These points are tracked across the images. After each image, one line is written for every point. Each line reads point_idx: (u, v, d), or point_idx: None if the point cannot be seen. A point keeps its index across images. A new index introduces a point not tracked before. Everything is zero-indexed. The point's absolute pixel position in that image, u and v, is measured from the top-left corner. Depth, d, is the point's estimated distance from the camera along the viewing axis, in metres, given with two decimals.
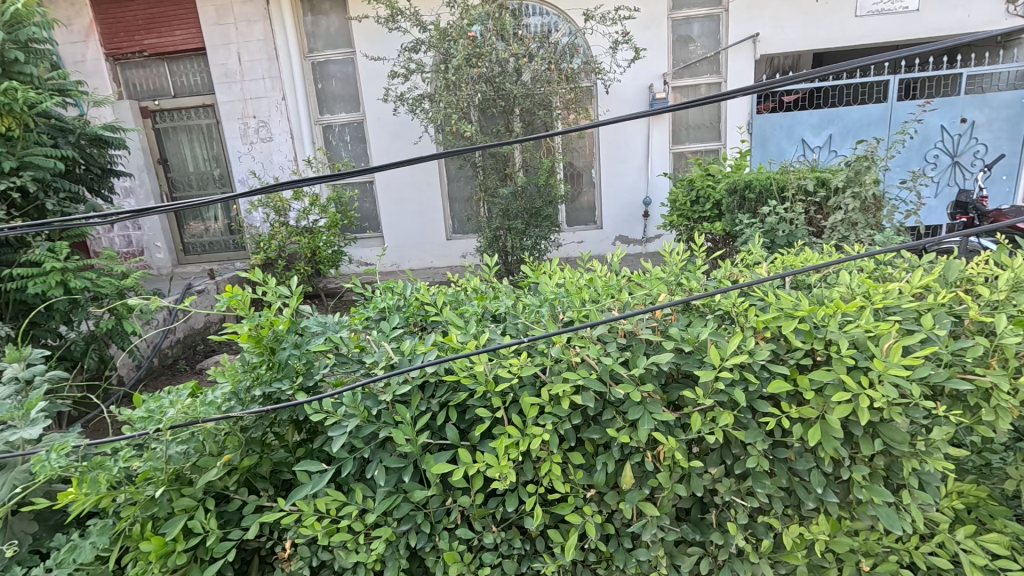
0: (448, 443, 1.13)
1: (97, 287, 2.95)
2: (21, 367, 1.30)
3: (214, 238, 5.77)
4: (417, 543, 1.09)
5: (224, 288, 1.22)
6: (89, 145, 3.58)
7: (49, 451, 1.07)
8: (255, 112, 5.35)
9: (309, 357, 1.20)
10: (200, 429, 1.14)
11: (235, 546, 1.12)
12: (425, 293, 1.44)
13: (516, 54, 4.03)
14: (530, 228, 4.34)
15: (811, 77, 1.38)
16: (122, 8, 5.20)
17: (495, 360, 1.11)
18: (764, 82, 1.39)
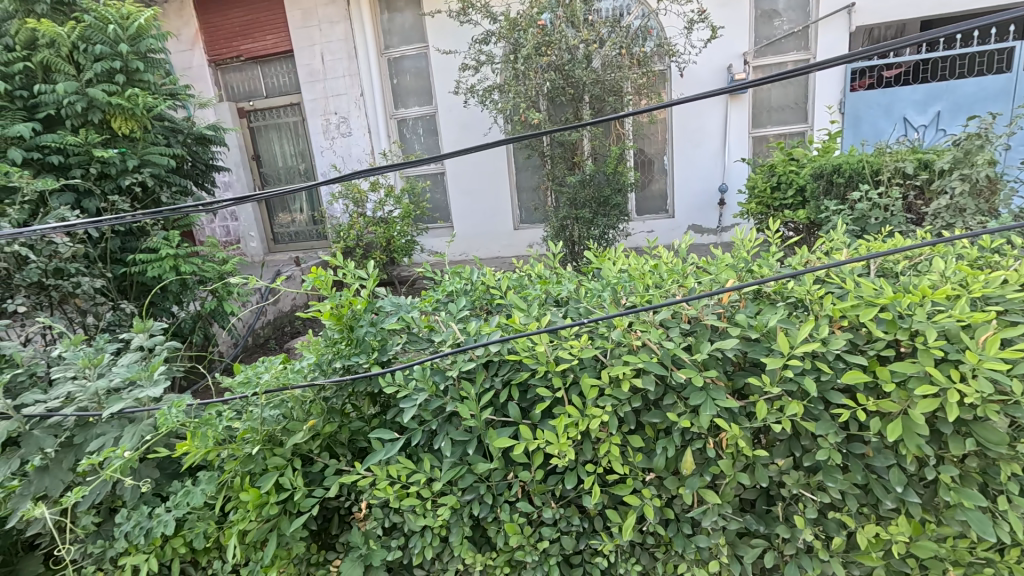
0: (509, 420, 1.17)
1: (202, 271, 3.31)
2: (145, 337, 1.49)
3: (300, 228, 6.23)
4: (480, 513, 1.15)
5: (310, 269, 1.33)
6: (195, 143, 3.99)
7: (170, 407, 1.24)
8: (336, 108, 5.68)
9: (384, 334, 1.29)
10: (290, 396, 1.26)
11: (318, 503, 1.23)
12: (491, 278, 1.50)
13: (586, 40, 3.97)
14: (597, 217, 4.32)
15: (908, 45, 1.26)
16: (222, 17, 5.71)
17: (556, 342, 1.13)
18: (854, 52, 1.28)
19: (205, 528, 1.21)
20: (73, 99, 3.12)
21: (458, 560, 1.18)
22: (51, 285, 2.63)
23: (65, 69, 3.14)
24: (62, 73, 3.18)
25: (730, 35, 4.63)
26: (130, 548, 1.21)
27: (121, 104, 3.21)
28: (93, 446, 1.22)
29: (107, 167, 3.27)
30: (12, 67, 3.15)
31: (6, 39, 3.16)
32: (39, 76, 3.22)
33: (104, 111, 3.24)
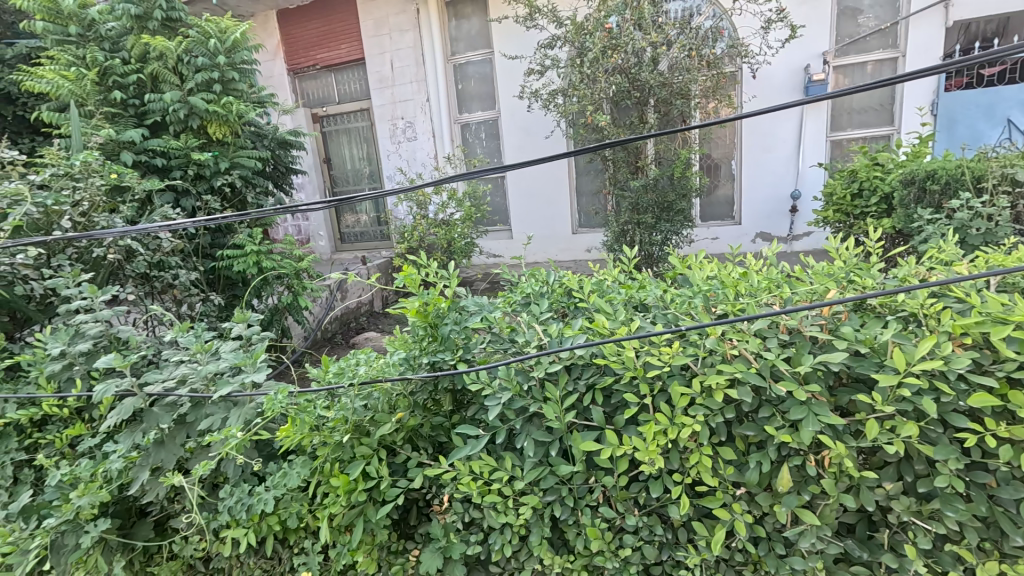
0: (593, 423, 1.17)
1: (282, 266, 3.52)
2: (244, 327, 1.58)
3: (365, 229, 6.50)
4: (560, 515, 1.15)
5: (400, 267, 1.39)
6: (277, 147, 4.27)
7: (275, 393, 1.32)
8: (403, 113, 5.89)
9: (467, 333, 1.32)
10: (378, 389, 1.31)
11: (402, 493, 1.28)
12: (570, 281, 1.50)
13: (654, 43, 3.90)
14: (660, 222, 4.24)
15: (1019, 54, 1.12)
16: (302, 29, 6.07)
17: (645, 347, 1.12)
18: (957, 60, 1.13)
19: (299, 509, 1.29)
20: (177, 107, 3.42)
21: (536, 559, 1.19)
22: (155, 276, 2.89)
23: (170, 79, 3.45)
24: (167, 83, 3.49)
25: (810, 34, 4.40)
26: (232, 522, 1.31)
27: (217, 111, 3.48)
28: (205, 425, 1.33)
29: (203, 169, 3.56)
30: (127, 78, 3.50)
31: (123, 53, 3.50)
32: (148, 86, 3.55)
33: (201, 117, 3.52)
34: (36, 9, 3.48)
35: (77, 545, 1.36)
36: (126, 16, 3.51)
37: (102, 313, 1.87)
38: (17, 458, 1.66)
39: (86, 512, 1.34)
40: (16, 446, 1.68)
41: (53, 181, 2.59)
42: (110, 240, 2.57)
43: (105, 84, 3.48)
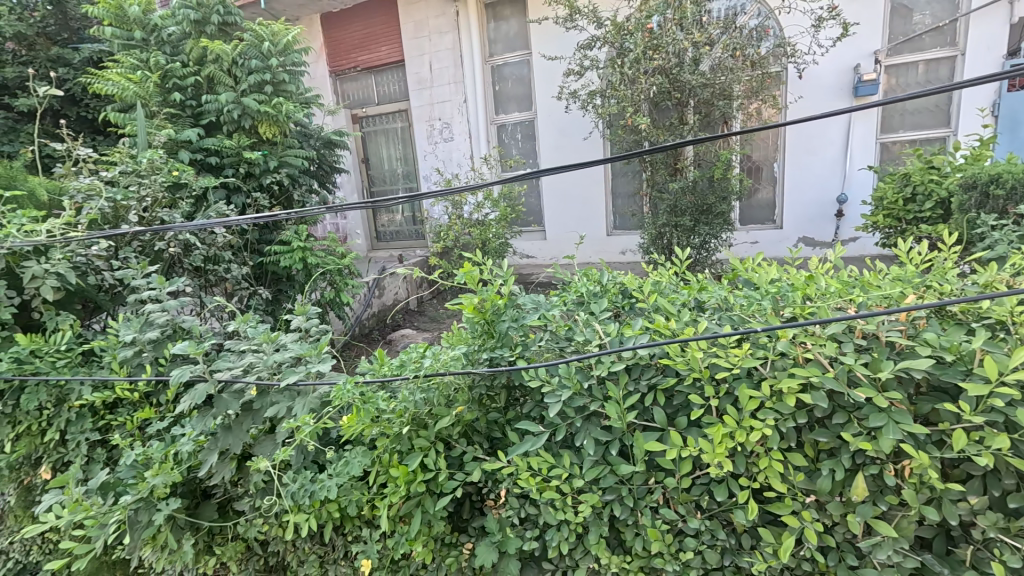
0: (654, 423, 1.17)
1: (325, 263, 3.63)
2: (304, 319, 1.62)
3: (400, 228, 6.62)
4: (620, 514, 1.15)
5: (462, 264, 1.41)
6: (322, 146, 4.42)
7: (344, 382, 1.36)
8: (440, 115, 5.98)
9: (525, 330, 1.34)
10: (436, 383, 1.34)
11: (459, 486, 1.30)
12: (625, 281, 1.50)
13: (697, 42, 3.84)
14: (699, 225, 4.17)
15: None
16: (344, 31, 6.24)
17: (712, 349, 1.11)
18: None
19: (358, 498, 1.33)
20: (231, 107, 3.55)
21: (591, 557, 1.19)
22: (208, 270, 3.02)
23: (226, 81, 3.60)
24: (222, 85, 3.64)
25: (862, 33, 4.25)
26: (294, 507, 1.36)
27: (268, 112, 3.61)
28: (271, 413, 1.38)
29: (253, 168, 3.68)
30: (185, 80, 3.66)
31: (183, 56, 3.68)
32: (205, 88, 3.71)
33: (254, 117, 3.65)
34: (105, 15, 3.68)
35: (150, 522, 1.44)
36: (186, 21, 3.69)
37: (169, 303, 1.97)
38: (92, 438, 1.78)
39: (160, 491, 1.42)
40: (91, 427, 1.78)
41: (122, 178, 2.73)
42: (171, 234, 2.69)
43: (165, 86, 3.66)
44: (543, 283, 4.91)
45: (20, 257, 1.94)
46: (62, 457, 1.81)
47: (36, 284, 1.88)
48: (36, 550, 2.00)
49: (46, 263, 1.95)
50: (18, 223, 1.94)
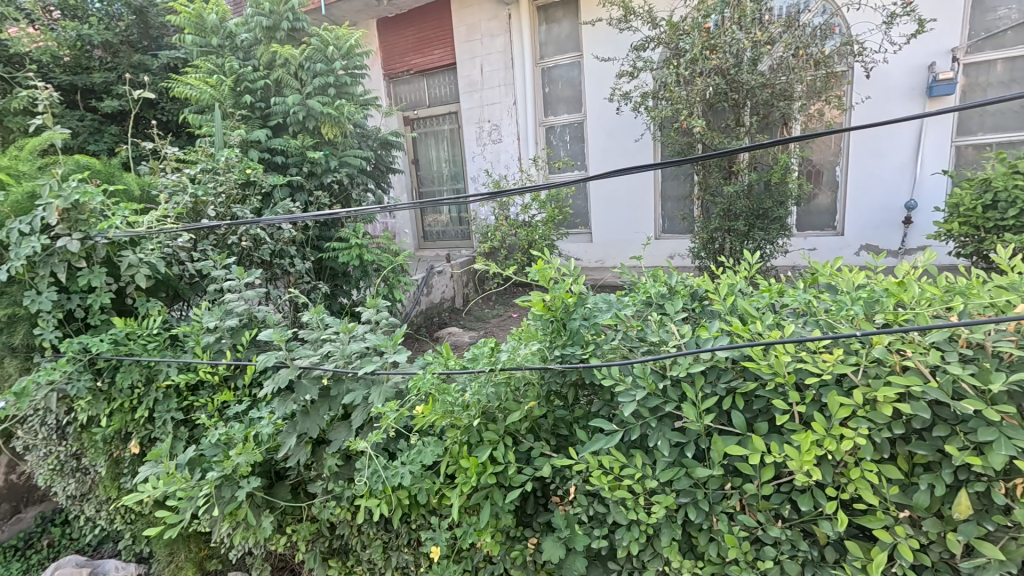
0: (733, 427, 1.14)
1: (380, 260, 3.74)
2: (375, 312, 1.68)
3: (447, 228, 6.76)
4: (695, 518, 1.13)
5: (535, 261, 1.43)
6: (379, 147, 4.56)
7: (422, 372, 1.41)
8: (490, 116, 6.04)
9: (597, 329, 1.34)
10: (506, 378, 1.36)
11: (528, 481, 1.31)
12: (696, 283, 1.48)
13: (757, 42, 3.73)
14: (754, 230, 4.06)
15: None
16: (399, 35, 6.42)
17: (799, 353, 1.07)
18: None
19: (428, 486, 1.37)
20: (298, 109, 3.73)
21: (661, 560, 1.18)
22: (274, 265, 3.18)
23: (293, 84, 3.78)
24: (290, 88, 3.83)
25: (939, 30, 4.00)
26: (367, 492, 1.42)
27: (331, 113, 3.77)
28: (349, 400, 1.44)
29: (315, 167, 3.83)
30: (256, 83, 3.87)
31: (255, 61, 3.89)
32: (273, 91, 3.91)
33: (318, 119, 3.81)
34: (186, 24, 3.94)
35: (232, 498, 1.53)
36: (259, 28, 3.92)
37: (247, 293, 2.10)
38: (176, 417, 1.91)
39: (243, 469, 1.51)
40: (176, 407, 1.91)
41: (201, 175, 2.90)
42: (243, 229, 2.84)
43: (237, 89, 3.87)
44: (602, 284, 4.96)
45: (118, 247, 2.11)
46: (149, 433, 1.95)
47: (133, 271, 2.03)
48: (120, 519, 2.16)
49: (140, 253, 2.10)
50: (120, 215, 2.11)
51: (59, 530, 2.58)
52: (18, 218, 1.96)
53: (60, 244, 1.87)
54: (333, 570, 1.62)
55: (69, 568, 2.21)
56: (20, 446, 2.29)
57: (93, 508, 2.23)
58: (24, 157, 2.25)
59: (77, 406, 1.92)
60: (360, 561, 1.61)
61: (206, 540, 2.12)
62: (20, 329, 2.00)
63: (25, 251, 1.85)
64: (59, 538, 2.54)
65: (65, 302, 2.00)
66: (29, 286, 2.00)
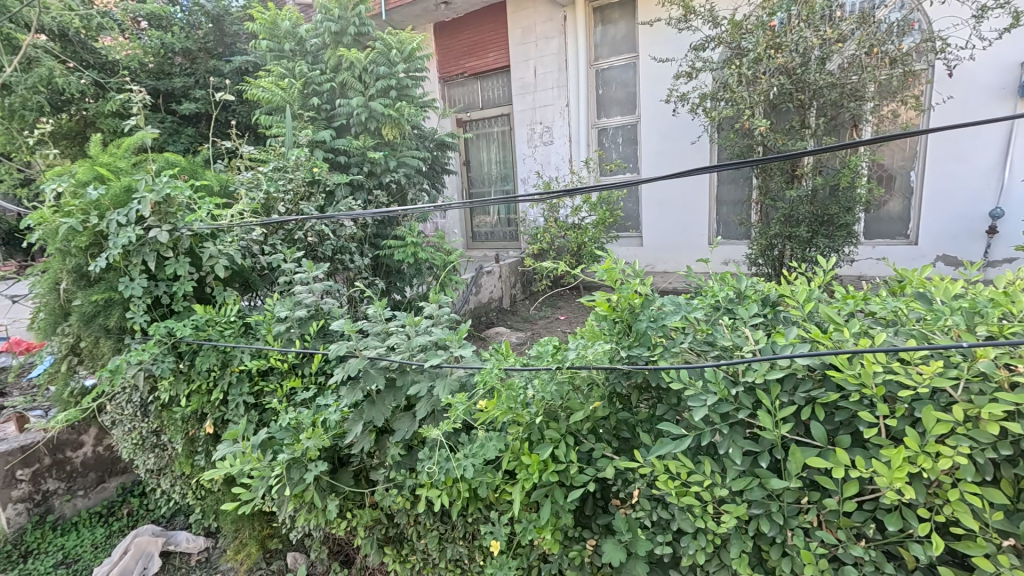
0: (812, 439, 1.09)
1: (433, 258, 3.83)
2: (437, 307, 1.72)
3: (496, 229, 6.82)
4: (768, 531, 1.09)
5: (602, 260, 1.43)
6: (435, 148, 4.67)
7: (488, 367, 1.43)
8: (542, 118, 6.06)
9: (666, 331, 1.32)
10: (570, 376, 1.35)
11: (590, 481, 1.30)
12: (768, 288, 1.43)
13: (826, 40, 3.56)
14: (817, 237, 3.86)
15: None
16: (455, 39, 6.55)
17: (890, 364, 1.02)
18: None
19: (489, 481, 1.38)
20: (361, 111, 3.86)
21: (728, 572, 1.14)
22: (337, 259, 3.29)
23: (357, 87, 3.93)
24: (354, 90, 3.98)
25: None
26: (429, 482, 1.45)
27: (392, 115, 3.90)
28: (414, 390, 1.48)
29: (375, 167, 3.96)
30: (323, 86, 4.04)
31: (323, 65, 4.07)
32: (338, 93, 4.08)
33: (379, 120, 3.95)
34: (261, 30, 4.17)
35: (300, 480, 1.60)
36: (327, 33, 4.10)
37: (315, 285, 2.20)
38: (248, 400, 2.01)
39: (312, 452, 1.57)
40: (248, 391, 2.02)
41: (273, 173, 3.06)
42: (309, 225, 2.98)
43: (305, 91, 4.06)
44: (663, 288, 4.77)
45: (201, 239, 2.25)
46: (223, 415, 2.08)
47: (212, 262, 2.17)
48: (191, 494, 2.31)
49: (220, 246, 2.24)
50: (205, 209, 2.27)
51: (137, 500, 2.78)
52: (116, 210, 2.14)
53: (153, 234, 2.03)
54: (388, 557, 1.68)
55: (146, 536, 2.39)
56: (109, 420, 2.49)
57: (168, 482, 2.39)
58: (120, 155, 2.44)
59: (160, 386, 2.07)
60: (415, 551, 1.65)
61: (269, 520, 2.23)
62: (114, 312, 2.18)
63: (122, 241, 2.01)
64: (137, 508, 2.74)
65: (154, 289, 2.16)
66: (123, 273, 2.17)
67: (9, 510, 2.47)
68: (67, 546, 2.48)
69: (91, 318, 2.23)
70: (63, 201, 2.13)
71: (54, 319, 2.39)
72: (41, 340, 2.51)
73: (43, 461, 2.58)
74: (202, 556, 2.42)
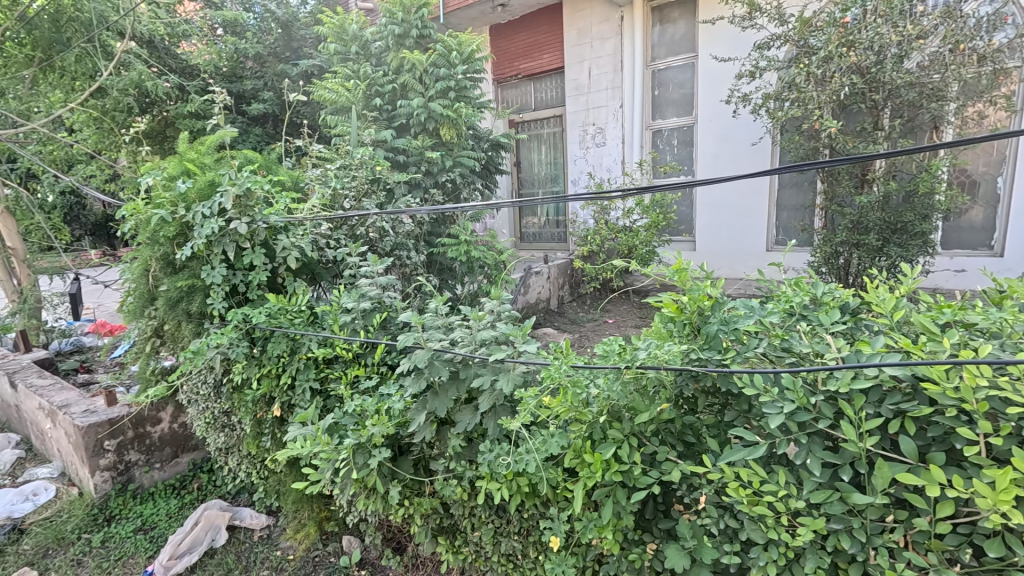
0: (901, 454, 1.03)
1: (485, 257, 3.86)
2: (498, 304, 1.74)
3: (545, 230, 6.82)
4: (849, 548, 1.04)
5: (672, 261, 1.41)
6: (490, 148, 4.72)
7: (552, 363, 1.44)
8: (595, 119, 6.00)
9: (738, 335, 1.28)
10: (636, 376, 1.33)
11: (654, 484, 1.28)
12: (847, 296, 1.37)
13: (905, 37, 3.34)
14: (889, 245, 3.63)
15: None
16: (510, 41, 6.61)
17: (995, 377, 0.95)
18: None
19: (550, 477, 1.39)
20: (420, 111, 3.95)
21: None
22: (394, 255, 3.32)
23: (417, 88, 4.03)
24: (414, 91, 4.08)
25: None
26: (489, 475, 1.47)
27: (450, 115, 3.98)
28: (477, 383, 1.50)
29: (432, 167, 4.05)
30: (385, 87, 4.18)
31: (386, 67, 4.22)
32: (399, 94, 4.19)
33: (437, 121, 4.03)
34: (329, 34, 4.37)
35: (365, 464, 1.66)
36: (391, 36, 4.23)
37: (378, 279, 2.27)
38: (314, 386, 2.11)
39: (376, 439, 1.63)
40: (314, 377, 2.11)
41: (338, 171, 3.19)
42: (370, 221, 3.08)
43: (369, 93, 4.21)
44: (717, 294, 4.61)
45: (275, 232, 2.38)
46: (289, 399, 2.18)
47: (285, 254, 2.29)
48: (256, 474, 2.44)
49: (291, 239, 2.36)
50: (279, 204, 2.39)
51: (206, 476, 2.96)
52: (201, 202, 2.30)
53: (234, 226, 2.16)
54: (442, 547, 1.71)
55: (215, 510, 2.53)
56: (184, 399, 2.66)
57: (235, 460, 2.53)
58: (205, 152, 2.62)
59: (234, 368, 2.20)
60: (469, 542, 1.67)
61: (326, 503, 2.33)
62: (196, 298, 2.33)
63: (207, 231, 2.16)
64: (206, 484, 2.93)
65: (232, 277, 2.30)
66: (205, 261, 2.33)
67: (97, 477, 2.69)
68: (145, 514, 2.67)
69: (175, 303, 2.41)
70: (156, 193, 2.31)
71: (143, 303, 2.59)
72: (129, 322, 2.73)
73: (127, 434, 2.79)
74: (264, 533, 2.53)
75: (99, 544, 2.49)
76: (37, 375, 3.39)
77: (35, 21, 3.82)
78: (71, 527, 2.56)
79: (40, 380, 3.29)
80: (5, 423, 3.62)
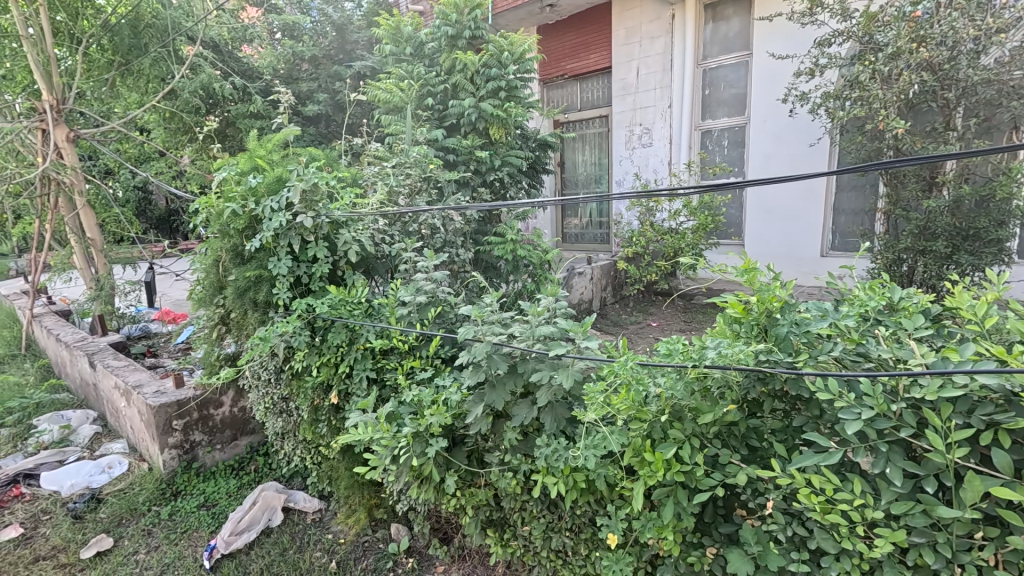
0: (995, 469, 0.97)
1: (531, 256, 3.86)
2: (553, 300, 1.74)
3: (587, 231, 6.78)
4: (932, 562, 0.99)
5: (739, 260, 1.37)
6: (537, 147, 4.72)
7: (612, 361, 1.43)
8: (642, 120, 5.93)
9: (810, 338, 1.24)
10: (699, 376, 1.31)
11: (717, 486, 1.26)
12: (930, 301, 1.30)
13: (984, 32, 3.13)
14: (958, 253, 3.41)
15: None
16: (558, 41, 6.62)
17: None
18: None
19: (608, 473, 1.39)
20: (471, 111, 4.02)
21: None
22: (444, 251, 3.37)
23: (469, 89, 4.10)
24: (465, 91, 4.14)
25: None
26: (545, 469, 1.49)
27: (500, 115, 4.01)
28: (535, 378, 1.52)
29: (480, 166, 4.12)
30: (437, 87, 4.25)
31: (438, 68, 4.30)
32: (451, 94, 4.26)
33: (487, 120, 4.08)
34: (385, 36, 4.49)
35: (422, 453, 1.70)
36: (443, 37, 4.30)
37: (432, 274, 2.31)
38: (370, 375, 2.17)
39: (433, 428, 1.67)
40: (370, 366, 2.18)
41: (393, 168, 3.27)
42: (422, 218, 3.16)
43: (421, 92, 4.29)
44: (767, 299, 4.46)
45: (335, 227, 2.47)
46: (345, 387, 2.26)
47: (346, 247, 2.38)
48: (310, 459, 2.54)
49: (350, 233, 2.45)
50: (341, 199, 2.48)
51: (262, 459, 3.10)
52: (269, 197, 2.41)
53: (300, 220, 2.27)
54: (492, 539, 1.74)
55: (272, 492, 2.65)
56: (246, 384, 2.80)
57: (291, 445, 2.64)
58: (272, 149, 2.75)
59: (296, 356, 2.30)
60: (519, 536, 1.69)
61: (376, 490, 2.41)
62: (262, 288, 2.45)
63: (275, 224, 2.28)
64: (262, 466, 3.07)
65: (296, 269, 2.40)
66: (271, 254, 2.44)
67: (166, 454, 2.86)
68: (207, 491, 2.83)
69: (242, 292, 2.54)
70: (228, 188, 2.44)
71: (212, 292, 2.74)
72: (196, 309, 2.89)
73: (193, 415, 2.96)
74: (317, 516, 2.63)
75: (166, 516, 2.65)
76: (112, 356, 3.64)
77: (116, 28, 4.11)
78: (143, 499, 2.73)
79: (116, 361, 3.54)
80: (83, 400, 3.91)
